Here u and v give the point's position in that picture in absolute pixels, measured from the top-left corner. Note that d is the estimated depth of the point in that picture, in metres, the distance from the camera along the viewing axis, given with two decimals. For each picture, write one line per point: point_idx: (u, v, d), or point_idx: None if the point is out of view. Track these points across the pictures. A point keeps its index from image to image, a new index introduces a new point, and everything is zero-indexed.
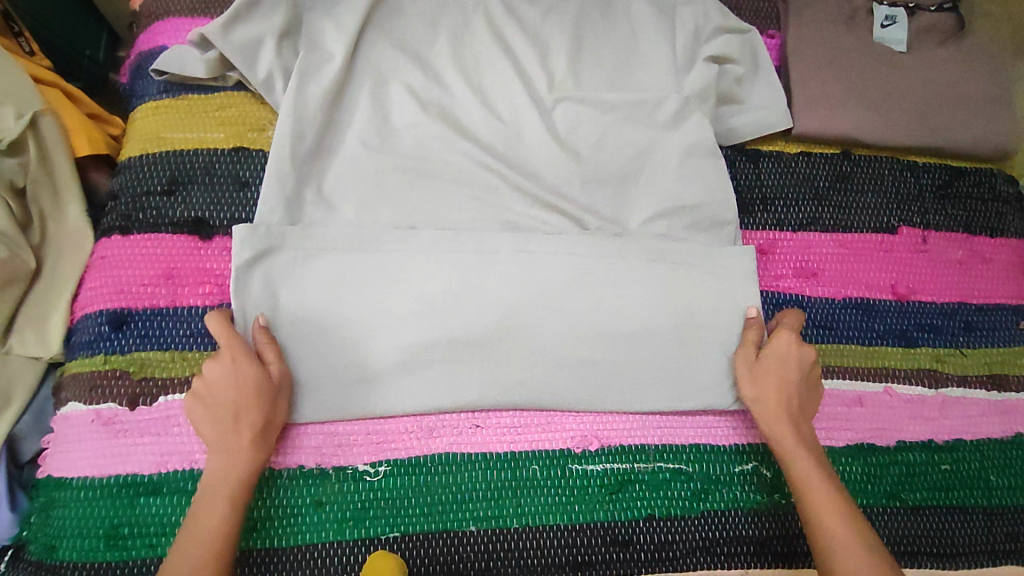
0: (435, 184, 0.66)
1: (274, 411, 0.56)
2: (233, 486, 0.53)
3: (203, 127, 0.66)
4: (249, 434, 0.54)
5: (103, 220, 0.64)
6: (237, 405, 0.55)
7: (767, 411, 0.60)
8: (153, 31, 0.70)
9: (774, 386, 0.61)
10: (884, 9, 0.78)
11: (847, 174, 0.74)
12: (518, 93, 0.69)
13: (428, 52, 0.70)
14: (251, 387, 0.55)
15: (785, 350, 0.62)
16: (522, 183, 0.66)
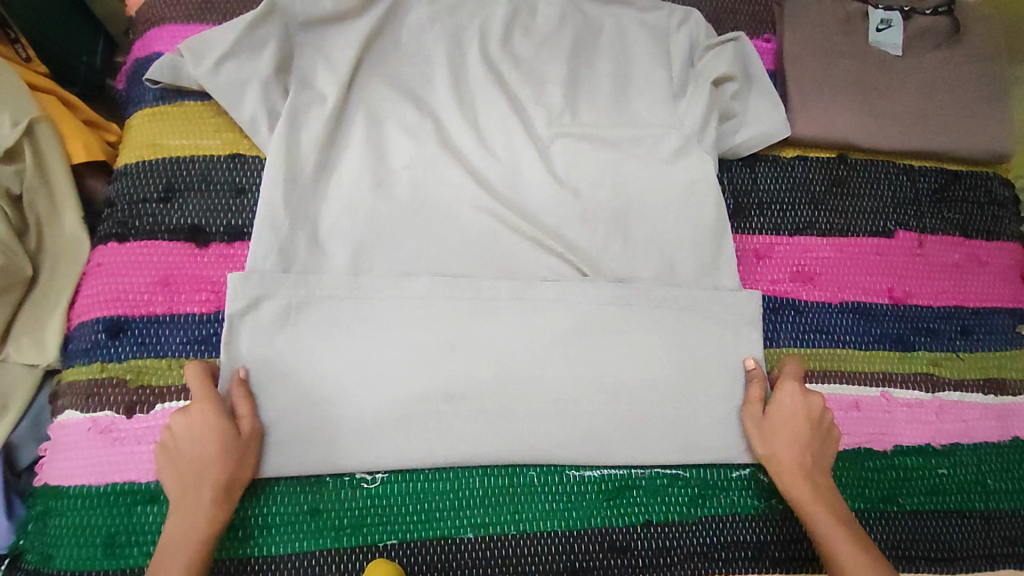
0: (432, 206, 0.67)
1: (239, 470, 0.55)
2: (194, 550, 0.52)
3: (199, 134, 0.66)
4: (212, 495, 0.54)
5: (100, 226, 0.64)
6: (200, 465, 0.54)
7: (784, 470, 0.60)
8: (149, 38, 0.70)
9: (788, 440, 0.61)
10: (878, 13, 0.78)
11: (844, 178, 0.75)
12: (517, 134, 0.70)
13: (424, 93, 0.71)
14: (215, 448, 0.55)
15: (794, 406, 0.62)
16: (520, 224, 0.67)
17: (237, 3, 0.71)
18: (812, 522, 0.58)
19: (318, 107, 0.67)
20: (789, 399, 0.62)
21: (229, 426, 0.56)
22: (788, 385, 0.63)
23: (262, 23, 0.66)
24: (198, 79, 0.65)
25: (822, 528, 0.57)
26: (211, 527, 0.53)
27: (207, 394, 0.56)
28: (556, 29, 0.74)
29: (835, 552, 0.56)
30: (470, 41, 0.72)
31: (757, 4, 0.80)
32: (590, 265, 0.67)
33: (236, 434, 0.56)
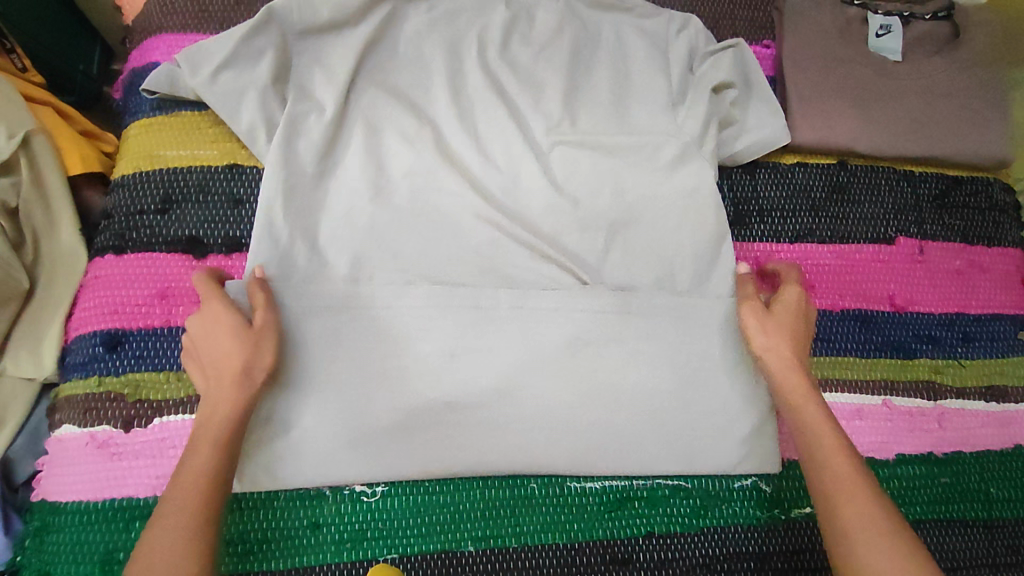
0: (431, 209, 0.67)
1: (257, 355, 0.55)
2: (219, 431, 0.52)
3: (197, 144, 0.66)
4: (231, 379, 0.54)
5: (97, 238, 0.63)
6: (219, 356, 0.55)
7: (777, 366, 0.60)
8: (146, 48, 0.70)
9: (781, 339, 0.61)
10: (878, 19, 0.78)
11: (844, 185, 0.74)
12: (515, 141, 0.69)
13: (423, 102, 0.70)
14: (231, 338, 0.55)
15: (788, 305, 0.63)
16: (520, 233, 0.67)
17: (235, 12, 0.71)
18: (795, 414, 0.57)
19: (317, 109, 0.67)
20: (786, 300, 0.63)
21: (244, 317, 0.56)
22: (786, 289, 0.64)
23: (259, 33, 0.66)
24: (195, 89, 0.65)
25: (806, 416, 0.56)
26: (234, 409, 0.53)
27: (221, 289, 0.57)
28: (555, 38, 0.73)
29: (814, 440, 0.54)
30: (468, 50, 0.72)
31: (756, 10, 0.80)
32: (590, 272, 0.67)
33: (250, 325, 0.56)
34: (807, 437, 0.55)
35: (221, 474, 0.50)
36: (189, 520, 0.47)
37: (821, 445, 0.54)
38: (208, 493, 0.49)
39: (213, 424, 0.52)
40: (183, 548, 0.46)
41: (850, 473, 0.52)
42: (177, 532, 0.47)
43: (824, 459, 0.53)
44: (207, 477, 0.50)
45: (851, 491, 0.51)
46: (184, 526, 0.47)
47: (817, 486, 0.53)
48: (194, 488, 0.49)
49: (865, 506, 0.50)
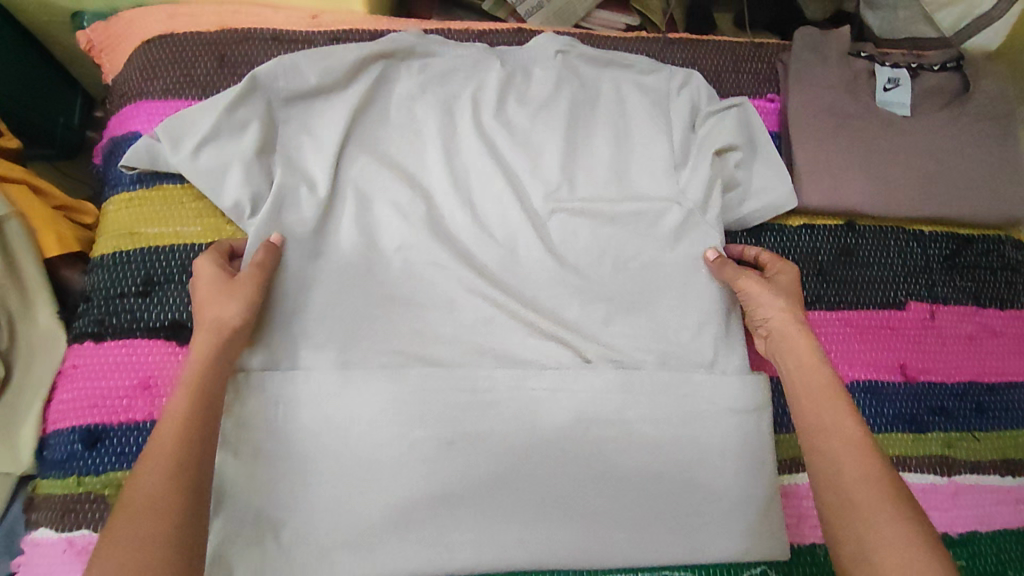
0: (426, 283, 0.65)
1: (227, 310, 0.55)
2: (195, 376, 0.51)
3: (179, 221, 0.63)
4: (205, 334, 0.54)
5: (75, 323, 0.61)
6: (223, 317, 0.55)
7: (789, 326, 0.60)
8: (125, 115, 0.67)
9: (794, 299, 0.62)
10: (886, 72, 0.75)
11: (852, 247, 0.72)
12: (512, 209, 0.67)
13: (416, 168, 0.67)
14: (223, 296, 0.55)
15: (790, 278, 0.64)
16: (519, 310, 0.65)
17: (217, 76, 0.67)
18: (805, 371, 0.57)
19: (302, 179, 0.64)
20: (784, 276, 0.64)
21: (225, 276, 0.57)
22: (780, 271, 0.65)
23: (241, 102, 0.63)
24: (175, 165, 0.62)
25: (811, 379, 0.56)
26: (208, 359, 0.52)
27: (218, 260, 0.58)
28: (554, 97, 0.70)
29: (815, 402, 0.54)
30: (462, 110, 0.69)
31: (760, 62, 0.77)
32: (591, 347, 0.65)
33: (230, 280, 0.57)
34: (811, 400, 0.55)
35: (206, 416, 0.49)
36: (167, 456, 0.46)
37: (825, 409, 0.54)
38: (194, 434, 0.48)
39: (197, 374, 0.51)
40: (158, 488, 0.44)
41: (852, 438, 0.51)
42: (161, 472, 0.45)
43: (829, 424, 0.53)
44: (194, 419, 0.48)
45: (850, 457, 0.50)
46: (166, 465, 0.45)
47: (817, 451, 0.52)
48: (180, 430, 0.47)
49: (864, 471, 0.49)
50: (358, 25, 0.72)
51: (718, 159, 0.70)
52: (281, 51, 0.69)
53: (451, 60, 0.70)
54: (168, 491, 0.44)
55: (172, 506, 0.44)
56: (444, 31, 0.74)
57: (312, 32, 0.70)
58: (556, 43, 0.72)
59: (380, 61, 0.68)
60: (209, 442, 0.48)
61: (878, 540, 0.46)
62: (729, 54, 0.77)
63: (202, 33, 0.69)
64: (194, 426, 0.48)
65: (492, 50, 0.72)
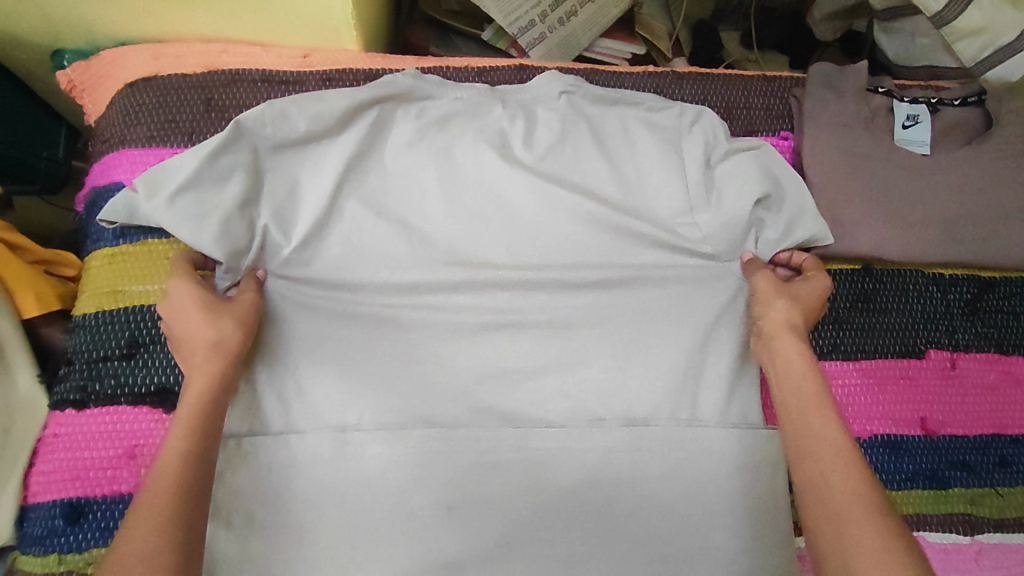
0: (425, 334, 0.62)
1: (223, 330, 0.53)
2: (196, 400, 0.50)
3: (165, 276, 0.60)
4: (202, 352, 0.52)
5: (56, 387, 0.58)
6: (220, 337, 0.53)
7: (788, 328, 0.59)
8: (108, 164, 0.65)
9: (799, 309, 0.61)
10: (905, 108, 0.72)
11: (870, 293, 0.69)
12: (518, 251, 0.65)
13: (410, 215, 0.64)
14: (212, 318, 0.53)
15: (815, 294, 0.63)
16: (525, 359, 0.62)
17: (204, 120, 0.65)
18: (796, 382, 0.55)
19: (291, 230, 0.62)
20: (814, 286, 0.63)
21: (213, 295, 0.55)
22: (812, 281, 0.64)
23: (225, 151, 0.60)
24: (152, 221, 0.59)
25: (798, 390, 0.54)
26: (212, 382, 0.51)
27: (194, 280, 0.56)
28: (558, 140, 0.67)
29: (806, 412, 0.52)
30: (462, 152, 0.66)
31: (772, 96, 0.74)
32: (601, 401, 0.62)
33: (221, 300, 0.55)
34: (802, 413, 0.52)
35: (201, 461, 0.46)
36: (167, 493, 0.43)
37: (813, 421, 0.52)
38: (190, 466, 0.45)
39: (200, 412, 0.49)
40: (155, 535, 0.41)
41: (839, 450, 0.49)
42: (152, 516, 0.42)
43: (814, 433, 0.51)
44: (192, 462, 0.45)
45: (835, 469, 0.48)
46: (157, 513, 0.42)
47: (808, 459, 0.50)
48: (170, 471, 0.44)
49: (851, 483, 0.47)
50: (353, 63, 0.69)
51: (745, 203, 0.66)
52: (271, 93, 0.66)
53: (450, 103, 0.67)
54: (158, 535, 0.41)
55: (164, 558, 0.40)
56: (441, 68, 0.71)
57: (304, 73, 0.67)
58: (560, 82, 0.69)
59: (376, 106, 0.65)
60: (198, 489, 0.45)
61: (860, 557, 0.43)
62: (741, 89, 0.74)
63: (189, 76, 0.66)
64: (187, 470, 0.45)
65: (492, 90, 0.68)
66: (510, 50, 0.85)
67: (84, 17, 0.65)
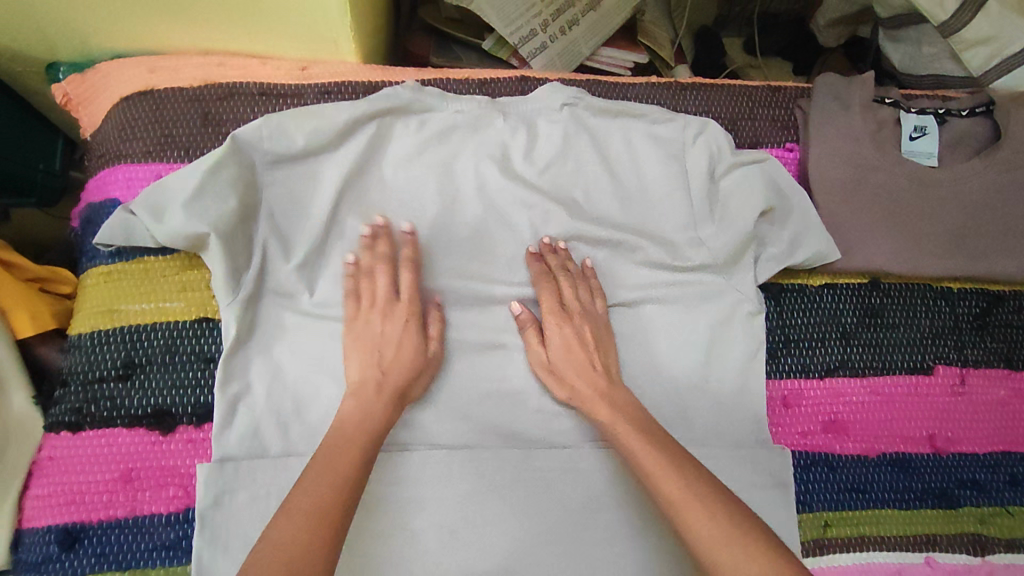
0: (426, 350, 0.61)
1: (414, 385, 0.58)
2: (374, 433, 0.54)
3: (161, 295, 0.59)
4: (390, 397, 0.56)
5: (51, 409, 0.57)
6: (408, 387, 0.58)
7: (585, 400, 0.58)
8: (104, 180, 0.64)
9: (561, 373, 0.60)
10: (912, 119, 0.71)
11: (878, 308, 0.68)
12: (522, 269, 0.65)
13: (467, 239, 0.64)
14: (413, 366, 0.58)
15: (559, 343, 0.61)
16: (532, 379, 0.62)
17: (200, 135, 0.64)
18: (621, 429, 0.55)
19: (292, 251, 0.61)
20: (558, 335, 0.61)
21: (421, 340, 0.59)
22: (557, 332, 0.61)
23: (222, 166, 0.58)
24: (164, 241, 0.57)
25: (622, 437, 0.54)
26: (385, 422, 0.55)
27: (411, 318, 0.60)
28: (560, 153, 0.66)
29: (646, 462, 0.52)
30: (463, 168, 0.65)
31: (778, 106, 0.73)
32: None
33: (425, 346, 0.60)
34: (640, 465, 0.52)
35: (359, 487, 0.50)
36: (331, 516, 0.47)
37: (649, 468, 0.51)
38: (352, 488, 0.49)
39: (357, 442, 0.52)
40: (311, 541, 0.45)
41: (688, 491, 0.49)
42: (311, 521, 0.46)
43: (660, 475, 0.50)
44: (345, 485, 0.49)
45: (690, 511, 0.47)
46: (314, 530, 0.46)
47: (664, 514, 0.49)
48: (335, 490, 0.49)
49: (708, 522, 0.46)
50: (352, 76, 0.68)
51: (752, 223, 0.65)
52: (268, 108, 0.65)
53: (450, 117, 0.65)
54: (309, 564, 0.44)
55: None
56: (442, 80, 0.69)
57: (301, 87, 0.66)
58: (564, 94, 0.67)
59: (374, 120, 0.64)
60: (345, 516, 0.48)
61: None
62: (746, 99, 0.73)
63: (185, 89, 0.65)
64: (348, 498, 0.49)
65: (493, 101, 0.67)
66: (510, 60, 0.84)
67: (78, 30, 0.64)
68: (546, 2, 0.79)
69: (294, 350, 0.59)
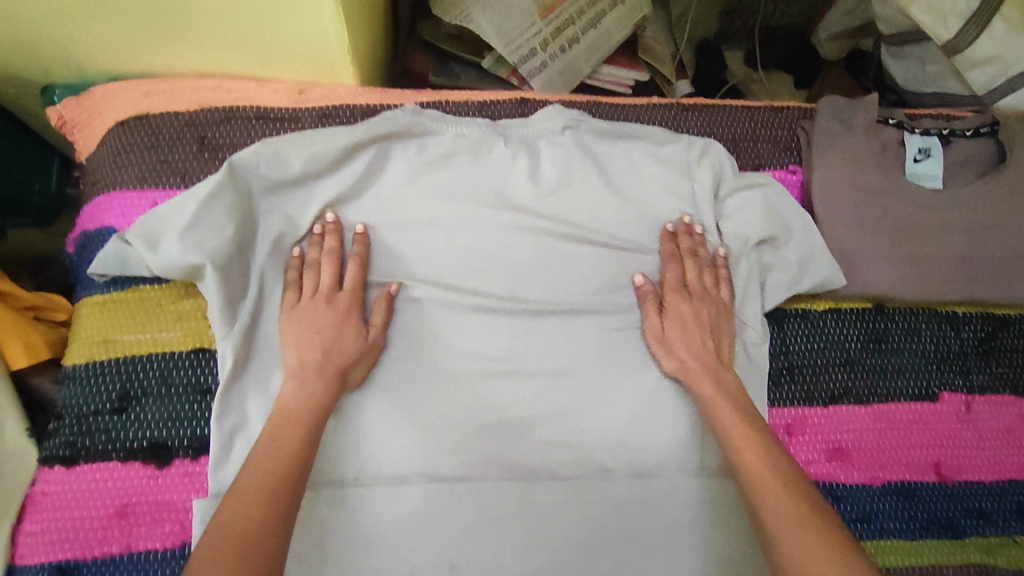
0: (424, 370, 0.60)
1: (355, 366, 0.57)
2: (310, 417, 0.53)
3: (157, 325, 0.58)
4: (327, 380, 0.55)
5: (45, 442, 0.56)
6: (348, 372, 0.57)
7: (685, 371, 0.60)
8: (99, 207, 0.63)
9: (673, 347, 0.61)
10: (917, 141, 0.70)
11: (883, 333, 0.67)
12: (525, 286, 0.63)
13: (463, 257, 0.63)
14: (351, 340, 0.57)
15: (677, 317, 0.62)
16: (538, 405, 0.61)
17: (197, 161, 0.63)
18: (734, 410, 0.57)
19: None
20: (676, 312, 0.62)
21: (360, 329, 0.58)
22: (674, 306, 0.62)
23: (219, 194, 0.57)
24: (160, 272, 0.56)
25: (723, 418, 0.56)
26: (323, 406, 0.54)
27: (353, 304, 0.59)
28: (562, 177, 0.65)
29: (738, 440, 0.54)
30: (462, 191, 0.64)
31: (781, 127, 0.72)
32: (607, 451, 0.61)
33: (367, 335, 0.58)
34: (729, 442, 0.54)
35: (303, 469, 0.49)
36: (269, 498, 0.46)
37: (740, 448, 0.53)
38: (296, 469, 0.49)
39: (295, 422, 0.52)
40: (256, 521, 0.44)
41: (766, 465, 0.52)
42: (250, 502, 0.45)
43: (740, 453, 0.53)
44: (292, 465, 0.49)
45: (776, 495, 0.49)
46: (260, 509, 0.45)
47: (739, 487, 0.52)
48: (276, 470, 0.48)
49: (794, 509, 0.48)
50: (350, 99, 0.67)
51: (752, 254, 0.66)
52: (266, 132, 0.65)
53: (451, 140, 0.65)
54: (252, 545, 0.43)
55: (276, 562, 0.43)
56: (441, 103, 0.68)
57: (299, 110, 0.65)
58: (565, 116, 0.67)
59: (374, 145, 0.63)
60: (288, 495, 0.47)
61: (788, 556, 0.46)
62: (748, 120, 0.72)
63: (181, 114, 0.64)
64: (294, 477, 0.48)
65: (494, 125, 0.66)
66: (510, 78, 0.83)
67: (73, 52, 0.63)
68: (546, 21, 0.78)
69: (268, 364, 0.58)
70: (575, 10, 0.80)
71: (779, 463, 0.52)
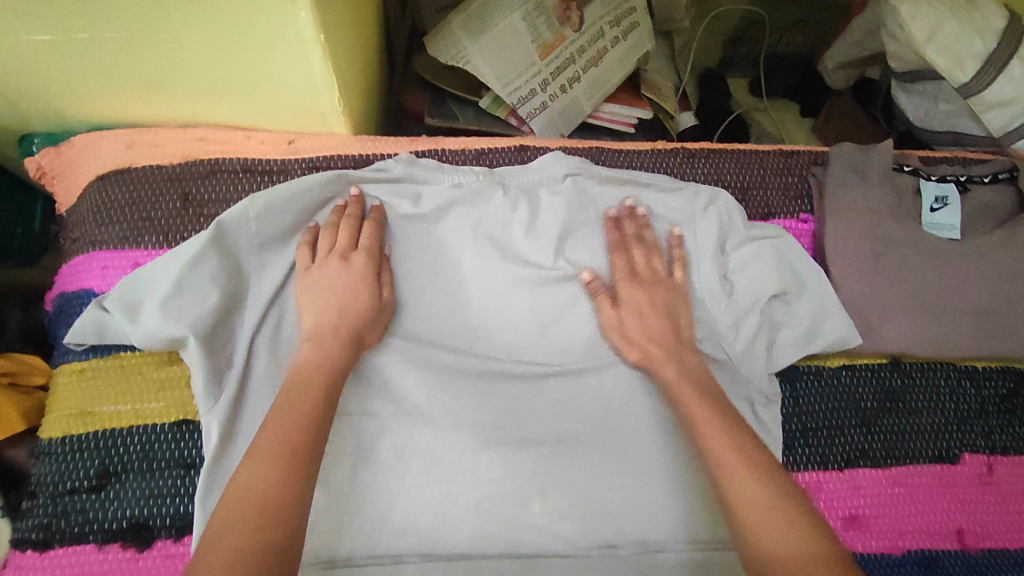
0: (421, 425, 0.57)
1: (370, 330, 0.55)
2: (326, 379, 0.51)
3: (137, 395, 0.55)
4: (343, 343, 0.53)
5: (18, 522, 0.53)
6: (365, 335, 0.55)
7: (647, 353, 0.58)
8: (78, 267, 0.60)
9: (632, 335, 0.58)
10: (935, 188, 0.67)
11: (898, 391, 0.64)
12: (525, 327, 0.61)
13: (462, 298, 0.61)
14: (364, 289, 0.55)
15: (631, 307, 0.59)
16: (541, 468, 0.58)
17: (181, 219, 0.60)
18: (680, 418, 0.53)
19: (280, 338, 0.57)
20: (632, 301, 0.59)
21: (375, 291, 0.56)
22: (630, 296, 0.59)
23: (204, 257, 0.54)
24: (138, 343, 0.53)
25: (687, 401, 0.54)
26: (342, 367, 0.52)
27: (370, 262, 0.57)
28: (563, 230, 0.62)
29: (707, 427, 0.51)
30: (461, 236, 0.61)
31: (790, 173, 0.69)
32: (614, 528, 0.58)
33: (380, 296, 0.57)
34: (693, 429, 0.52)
35: (324, 423, 0.48)
36: (289, 460, 0.44)
37: (704, 431, 0.51)
38: (317, 424, 0.47)
39: (314, 381, 0.50)
40: (280, 482, 0.43)
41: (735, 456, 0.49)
42: (268, 461, 0.44)
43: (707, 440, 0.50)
44: (310, 422, 0.47)
45: (754, 517, 0.45)
46: (274, 469, 0.43)
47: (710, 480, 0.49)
48: (300, 422, 0.47)
49: (767, 512, 0.45)
50: (343, 147, 0.64)
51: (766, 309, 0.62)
52: (252, 185, 0.61)
53: (448, 189, 0.61)
54: (286, 518, 0.42)
55: (299, 515, 0.42)
56: (436, 150, 0.65)
57: (288, 162, 0.62)
58: (566, 163, 0.63)
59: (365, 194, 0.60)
60: (316, 465, 0.45)
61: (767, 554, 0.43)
62: (757, 167, 0.69)
63: (164, 167, 0.61)
64: (318, 424, 0.47)
65: (493, 173, 0.63)
66: (510, 118, 0.80)
67: (52, 103, 0.60)
68: (546, 61, 0.75)
69: (270, 342, 0.57)
70: (575, 49, 0.77)
71: (744, 452, 0.49)
